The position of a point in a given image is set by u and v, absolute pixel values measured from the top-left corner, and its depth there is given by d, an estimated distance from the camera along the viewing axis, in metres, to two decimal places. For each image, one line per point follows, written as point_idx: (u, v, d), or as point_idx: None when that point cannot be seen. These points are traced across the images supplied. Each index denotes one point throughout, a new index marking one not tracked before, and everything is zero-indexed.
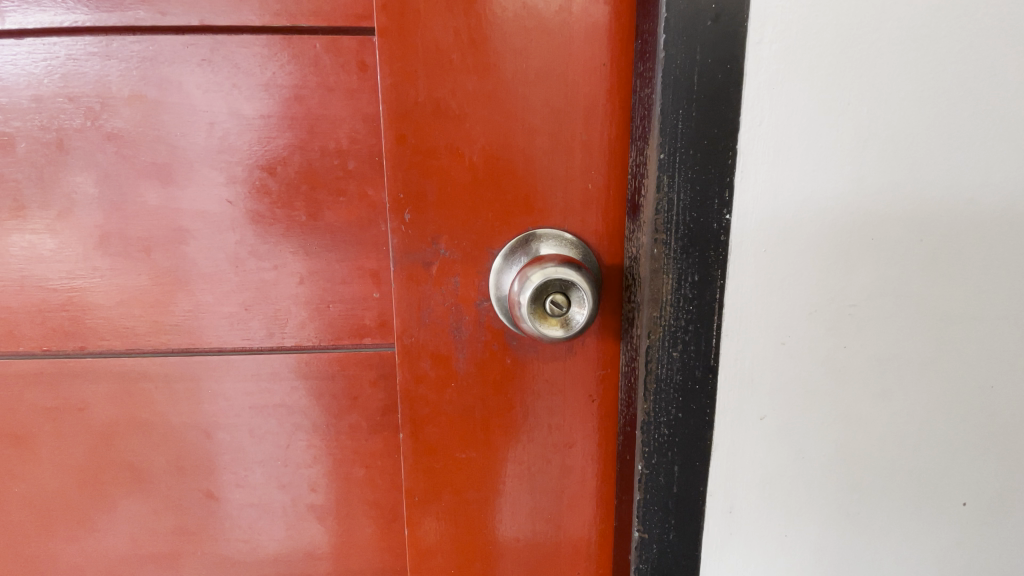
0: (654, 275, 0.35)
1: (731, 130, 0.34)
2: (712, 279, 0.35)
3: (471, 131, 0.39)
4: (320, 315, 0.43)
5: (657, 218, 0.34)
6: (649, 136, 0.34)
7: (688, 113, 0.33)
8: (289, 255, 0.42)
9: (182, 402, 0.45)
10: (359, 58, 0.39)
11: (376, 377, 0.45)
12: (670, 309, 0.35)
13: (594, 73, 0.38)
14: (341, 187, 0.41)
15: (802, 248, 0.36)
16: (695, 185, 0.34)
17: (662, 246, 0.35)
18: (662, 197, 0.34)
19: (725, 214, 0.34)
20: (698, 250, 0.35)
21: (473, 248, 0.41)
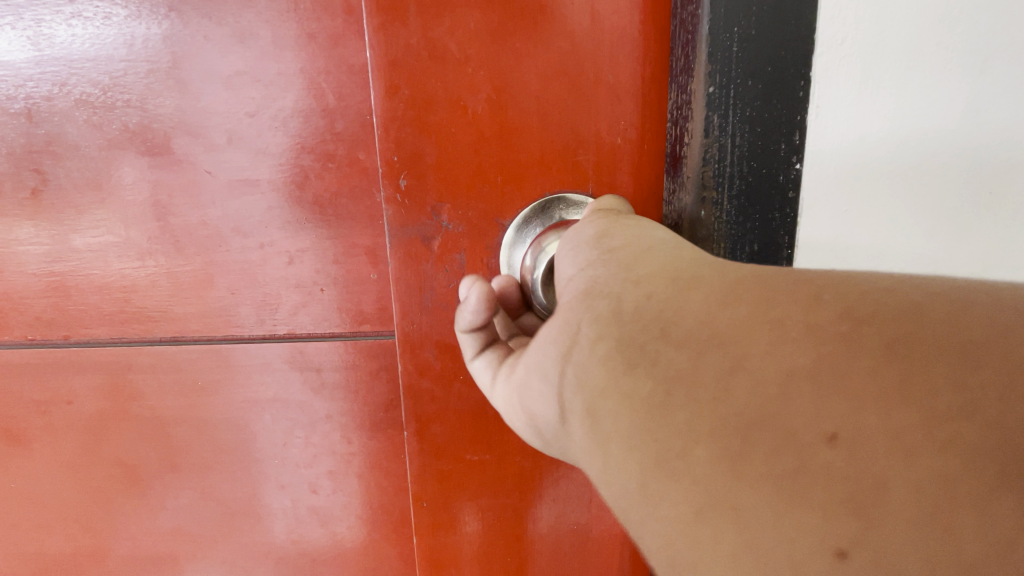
0: (702, 243, 0.28)
1: (803, 50, 0.26)
2: (777, 248, 0.28)
3: (474, 78, 0.32)
4: (313, 300, 0.39)
5: (704, 171, 0.27)
6: (693, 65, 0.27)
7: (746, 31, 0.26)
8: (277, 233, 0.37)
9: (173, 394, 0.41)
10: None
11: (377, 369, 0.40)
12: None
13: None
14: (330, 152, 0.36)
15: (905, 205, 0.28)
16: (754, 127, 0.27)
17: (710, 207, 0.28)
18: (711, 144, 0.27)
19: (795, 162, 0.27)
20: (758, 210, 0.27)
21: (481, 219, 0.35)
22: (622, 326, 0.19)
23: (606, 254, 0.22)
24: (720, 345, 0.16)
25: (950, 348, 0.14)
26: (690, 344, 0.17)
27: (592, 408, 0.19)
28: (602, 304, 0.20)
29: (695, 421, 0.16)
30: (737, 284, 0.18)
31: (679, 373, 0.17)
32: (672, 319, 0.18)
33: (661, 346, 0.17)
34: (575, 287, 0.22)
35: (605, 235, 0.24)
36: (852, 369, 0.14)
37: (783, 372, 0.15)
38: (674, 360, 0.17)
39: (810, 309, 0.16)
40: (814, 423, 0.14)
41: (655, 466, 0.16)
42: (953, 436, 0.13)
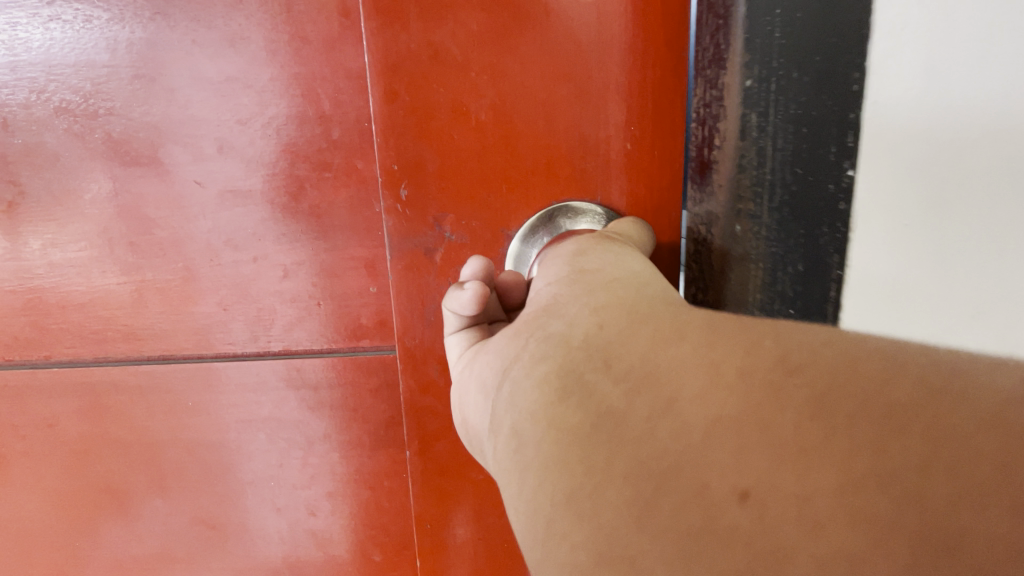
0: (740, 261, 0.28)
1: (858, 37, 0.23)
2: (825, 266, 0.26)
3: (477, 84, 0.31)
4: (309, 315, 0.37)
5: (741, 180, 0.27)
6: (730, 57, 0.26)
7: (789, 18, 0.24)
8: (271, 245, 0.36)
9: (161, 415, 0.39)
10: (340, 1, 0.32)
11: (377, 386, 0.39)
12: (759, 304, 0.28)
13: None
14: (325, 161, 0.34)
15: (973, 220, 0.24)
16: (796, 132, 0.25)
17: (748, 220, 0.27)
18: (749, 148, 0.27)
19: (846, 168, 0.25)
20: (799, 223, 0.26)
21: (486, 229, 0.33)
22: (569, 353, 0.20)
23: (580, 286, 0.23)
24: (653, 382, 0.16)
25: (893, 413, 0.13)
26: (626, 378, 0.17)
27: (520, 428, 0.19)
28: (554, 326, 0.22)
29: (613, 461, 0.15)
30: (686, 328, 0.18)
31: (610, 409, 0.16)
32: (616, 353, 0.18)
33: (598, 376, 0.18)
34: (541, 305, 0.24)
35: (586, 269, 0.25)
36: (774, 420, 0.14)
37: (709, 419, 0.14)
38: (606, 393, 0.17)
39: (747, 356, 0.16)
40: (729, 478, 0.13)
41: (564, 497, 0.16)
42: (866, 510, 0.12)
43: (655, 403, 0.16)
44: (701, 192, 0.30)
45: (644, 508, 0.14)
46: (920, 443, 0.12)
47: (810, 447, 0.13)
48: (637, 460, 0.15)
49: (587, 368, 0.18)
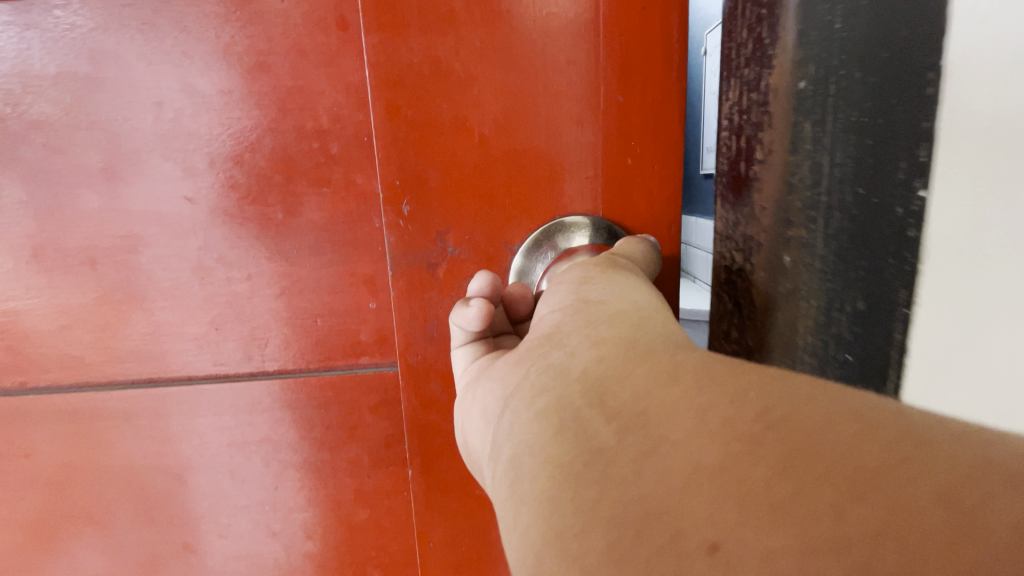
0: (789, 295, 0.24)
1: (936, 33, 0.19)
2: (888, 309, 0.21)
3: (479, 100, 0.31)
4: (305, 332, 0.36)
5: (789, 201, 0.23)
6: (778, 59, 0.23)
7: (853, 11, 0.20)
8: (266, 262, 0.35)
9: (147, 440, 0.37)
10: (338, 13, 0.31)
11: (377, 404, 0.38)
12: (810, 350, 0.24)
13: (634, 15, 0.30)
14: (322, 175, 0.33)
15: None
16: (857, 142, 0.20)
17: (797, 247, 0.23)
18: (801, 162, 0.23)
19: (917, 188, 0.20)
20: (860, 254, 0.21)
21: (489, 244, 0.33)
22: (566, 385, 0.19)
23: (580, 318, 0.23)
24: (643, 422, 0.15)
25: (884, 470, 0.11)
26: (618, 418, 0.16)
27: (520, 461, 0.18)
28: (555, 355, 0.22)
29: (600, 501, 0.14)
30: (677, 368, 0.17)
31: (599, 448, 0.15)
32: (610, 389, 0.17)
33: (591, 414, 0.17)
34: (543, 332, 0.24)
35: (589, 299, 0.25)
36: (755, 472, 0.12)
37: (691, 467, 0.13)
38: (597, 432, 0.16)
39: (735, 404, 0.14)
40: (702, 527, 0.12)
41: (546, 539, 0.14)
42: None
43: (639, 447, 0.15)
44: (737, 213, 0.27)
45: (599, 558, 0.13)
46: (922, 513, 0.10)
47: (789, 503, 0.12)
48: (605, 505, 0.14)
49: (580, 403, 0.18)
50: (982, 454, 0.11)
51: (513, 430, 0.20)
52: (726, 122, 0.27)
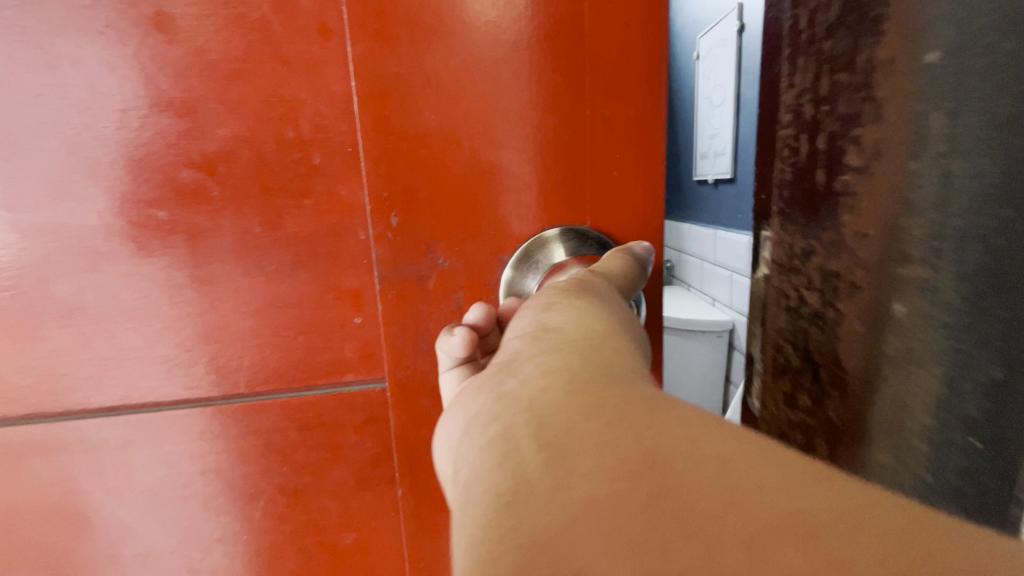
0: (903, 339, 0.20)
1: None
2: None
3: (468, 112, 0.31)
4: (285, 350, 0.34)
5: (911, 227, 0.19)
6: (878, 42, 0.18)
7: None
8: (243, 278, 0.33)
9: (109, 473, 0.34)
10: (320, 20, 0.30)
11: (362, 423, 0.36)
12: (930, 420, 0.20)
13: (619, 33, 0.31)
14: (303, 187, 0.32)
15: None
16: (1008, 155, 0.16)
17: (911, 288, 0.19)
18: (925, 172, 0.18)
19: None
20: (998, 302, 0.17)
21: (479, 255, 0.33)
22: (513, 413, 0.22)
23: (535, 345, 0.25)
24: (564, 453, 0.18)
25: (724, 514, 0.14)
26: (547, 447, 0.19)
27: (468, 481, 0.20)
28: (508, 383, 0.24)
29: (514, 523, 0.17)
30: (603, 404, 0.19)
31: (526, 473, 0.18)
32: (547, 420, 0.20)
33: (527, 443, 0.19)
34: (505, 357, 0.26)
35: (547, 324, 0.26)
36: (627, 508, 0.15)
37: (586, 498, 0.16)
38: (527, 460, 0.19)
39: (636, 445, 0.17)
40: (580, 552, 0.15)
41: (467, 545, 0.17)
42: None
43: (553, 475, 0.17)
44: (821, 240, 0.22)
45: (492, 570, 0.16)
46: (732, 550, 0.13)
47: (640, 534, 0.14)
48: (509, 527, 0.17)
49: (522, 430, 0.20)
50: (797, 507, 0.14)
51: (468, 447, 0.23)
52: (805, 121, 0.22)
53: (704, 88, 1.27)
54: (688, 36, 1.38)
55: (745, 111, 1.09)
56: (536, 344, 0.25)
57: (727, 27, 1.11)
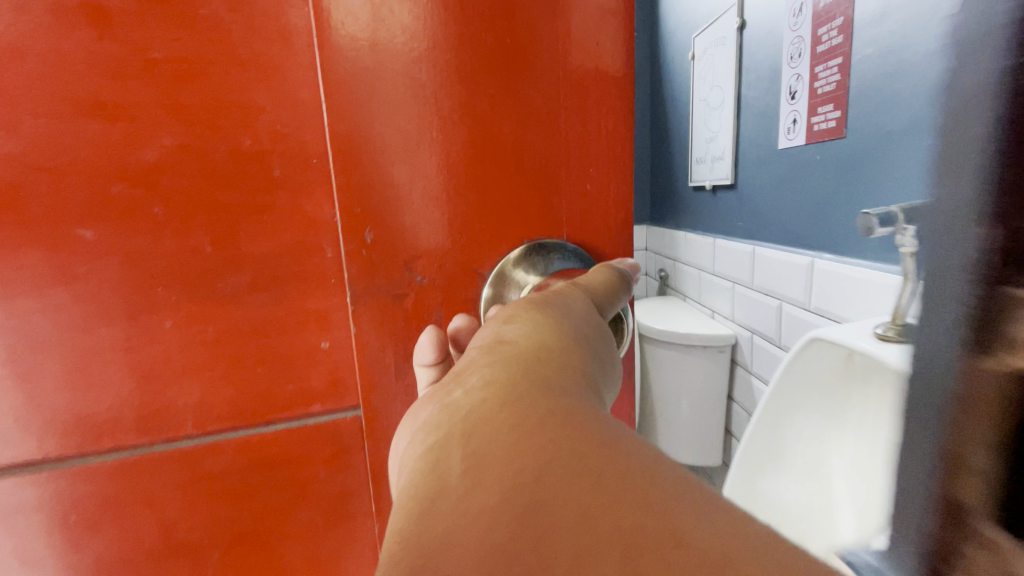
0: None
1: None
2: None
3: (443, 126, 0.29)
4: (238, 382, 0.30)
5: None
6: None
7: None
8: (190, 304, 0.29)
9: (24, 536, 0.29)
10: (283, 25, 0.28)
11: (332, 457, 0.33)
12: None
13: (593, 49, 0.31)
14: (260, 201, 0.29)
15: None
16: None
17: None
18: None
19: None
20: None
21: (459, 271, 0.32)
22: (450, 421, 0.23)
23: (485, 356, 0.26)
24: (478, 463, 0.19)
25: (568, 522, 0.16)
26: (468, 455, 0.20)
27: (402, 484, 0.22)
28: (453, 392, 0.25)
29: (418, 527, 0.18)
30: (525, 418, 0.20)
31: (445, 480, 0.20)
32: (475, 429, 0.21)
33: (453, 451, 0.21)
34: (459, 366, 0.27)
35: (502, 336, 0.27)
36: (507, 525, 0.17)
37: (481, 509, 0.18)
38: (448, 469, 0.20)
39: (539, 463, 0.18)
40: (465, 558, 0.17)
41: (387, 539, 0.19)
42: None
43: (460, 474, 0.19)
44: None
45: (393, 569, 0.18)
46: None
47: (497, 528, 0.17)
48: (415, 527, 0.18)
49: (453, 430, 0.22)
50: (645, 527, 0.15)
51: (414, 447, 0.24)
52: None
53: (698, 90, 1.22)
54: (676, 40, 1.35)
55: (746, 112, 1.04)
56: (488, 355, 0.26)
57: (727, 24, 1.07)
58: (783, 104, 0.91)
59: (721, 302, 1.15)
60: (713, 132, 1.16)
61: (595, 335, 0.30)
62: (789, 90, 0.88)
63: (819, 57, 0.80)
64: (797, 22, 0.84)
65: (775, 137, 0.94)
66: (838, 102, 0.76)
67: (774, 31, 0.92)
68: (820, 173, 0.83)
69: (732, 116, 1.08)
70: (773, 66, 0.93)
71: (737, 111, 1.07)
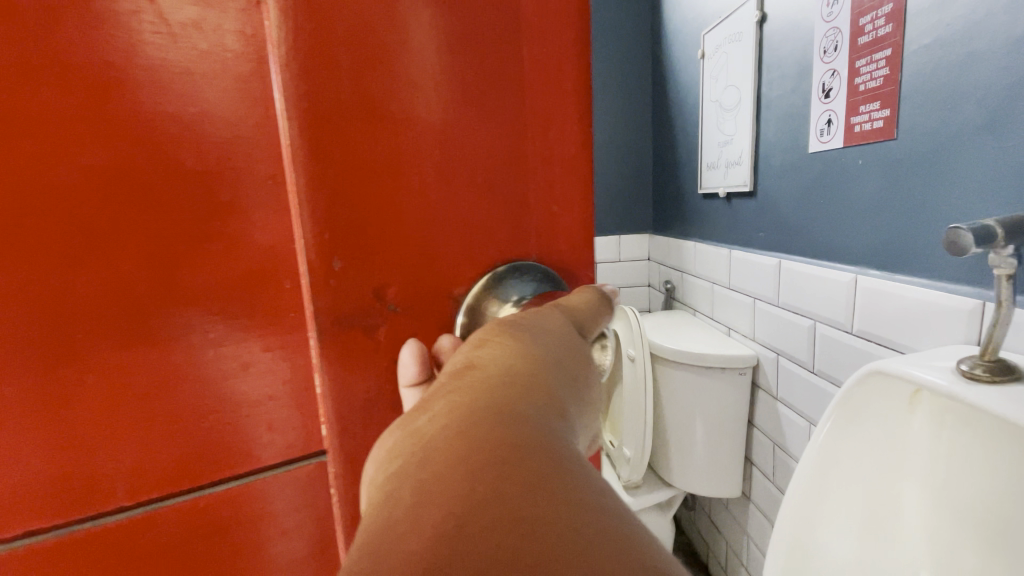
0: None
1: None
2: None
3: (419, 143, 0.27)
4: (177, 441, 0.25)
5: None
6: None
7: None
8: (109, 363, 0.23)
9: None
10: (220, 24, 0.23)
11: (297, 517, 0.28)
12: None
13: (560, 66, 0.29)
14: (201, 227, 0.24)
15: None
16: None
17: None
18: None
19: None
20: None
21: (437, 298, 0.29)
22: (423, 447, 0.24)
23: (452, 381, 0.27)
24: (450, 488, 0.21)
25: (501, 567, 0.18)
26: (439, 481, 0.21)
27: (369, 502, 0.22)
28: (423, 418, 0.25)
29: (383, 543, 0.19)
30: (495, 457, 0.22)
31: (416, 502, 0.21)
32: (448, 459, 0.22)
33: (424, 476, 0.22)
34: (431, 389, 0.28)
35: (472, 363, 0.28)
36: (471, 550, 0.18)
37: (449, 530, 0.19)
38: (416, 493, 0.21)
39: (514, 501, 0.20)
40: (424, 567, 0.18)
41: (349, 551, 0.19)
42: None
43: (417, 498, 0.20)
44: None
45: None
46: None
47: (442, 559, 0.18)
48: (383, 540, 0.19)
49: (419, 462, 0.23)
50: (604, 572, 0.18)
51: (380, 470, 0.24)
52: None
53: (711, 91, 1.14)
54: (688, 35, 1.26)
55: (767, 113, 0.96)
56: (462, 385, 0.27)
57: (744, 19, 1.00)
58: (811, 104, 0.83)
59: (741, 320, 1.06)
60: (729, 134, 1.09)
61: (567, 361, 0.31)
62: (820, 88, 0.80)
63: (859, 49, 0.72)
64: (833, 12, 0.76)
65: (804, 140, 0.86)
66: (885, 99, 0.68)
67: (800, 25, 0.85)
68: (862, 180, 0.74)
69: (750, 117, 1.00)
70: (801, 64, 0.85)
71: (757, 111, 0.99)
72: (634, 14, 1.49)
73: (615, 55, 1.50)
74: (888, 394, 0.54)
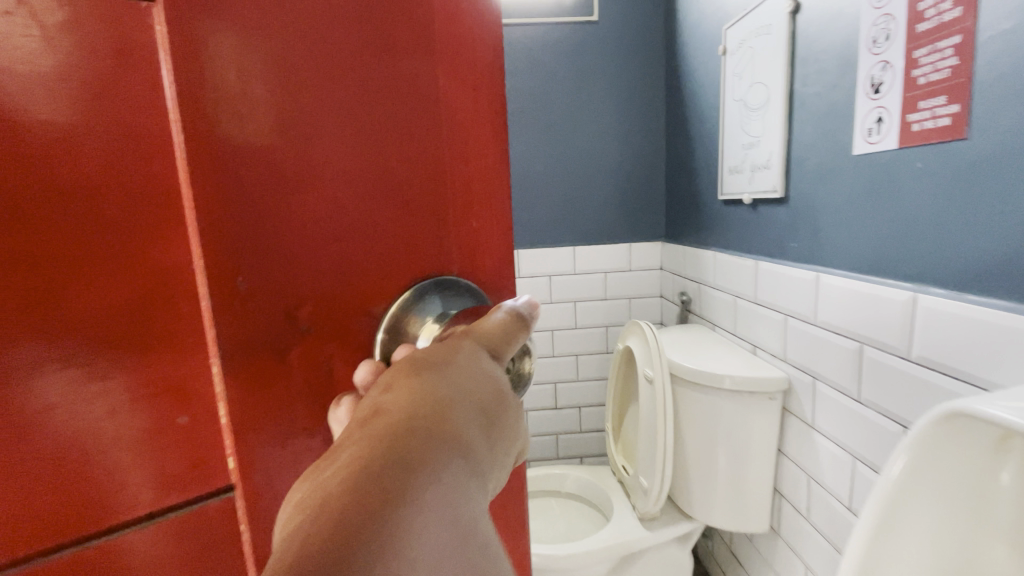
0: None
1: None
2: None
3: (331, 150, 0.25)
4: (50, 492, 0.22)
5: None
6: None
7: None
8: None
9: None
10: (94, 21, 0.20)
11: (199, 560, 0.26)
12: None
13: (477, 79, 0.29)
14: (82, 250, 0.21)
15: None
16: None
17: None
18: None
19: None
20: None
21: (353, 315, 0.27)
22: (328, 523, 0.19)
23: (362, 434, 0.23)
24: None
25: None
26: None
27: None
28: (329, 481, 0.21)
29: None
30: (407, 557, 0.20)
31: None
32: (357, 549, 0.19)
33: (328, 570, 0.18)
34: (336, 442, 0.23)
35: (381, 410, 0.25)
36: None
37: None
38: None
39: None
40: None
41: None
42: None
43: None
44: None
45: None
46: None
47: None
48: None
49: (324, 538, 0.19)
50: None
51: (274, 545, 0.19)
52: None
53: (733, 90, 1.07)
54: (704, 35, 1.21)
55: (800, 112, 0.88)
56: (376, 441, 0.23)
57: (773, 11, 0.92)
58: (857, 100, 0.74)
59: (770, 338, 0.97)
60: (753, 137, 1.01)
61: (491, 411, 0.28)
62: (868, 82, 0.72)
63: (917, 37, 0.64)
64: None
65: (846, 141, 0.77)
66: (951, 93, 0.60)
67: (841, 14, 0.76)
68: (909, 185, 0.66)
69: (782, 117, 0.91)
70: (845, 57, 0.76)
71: (789, 111, 0.91)
72: (645, 14, 1.44)
73: (626, 58, 1.45)
74: (973, 441, 0.46)
